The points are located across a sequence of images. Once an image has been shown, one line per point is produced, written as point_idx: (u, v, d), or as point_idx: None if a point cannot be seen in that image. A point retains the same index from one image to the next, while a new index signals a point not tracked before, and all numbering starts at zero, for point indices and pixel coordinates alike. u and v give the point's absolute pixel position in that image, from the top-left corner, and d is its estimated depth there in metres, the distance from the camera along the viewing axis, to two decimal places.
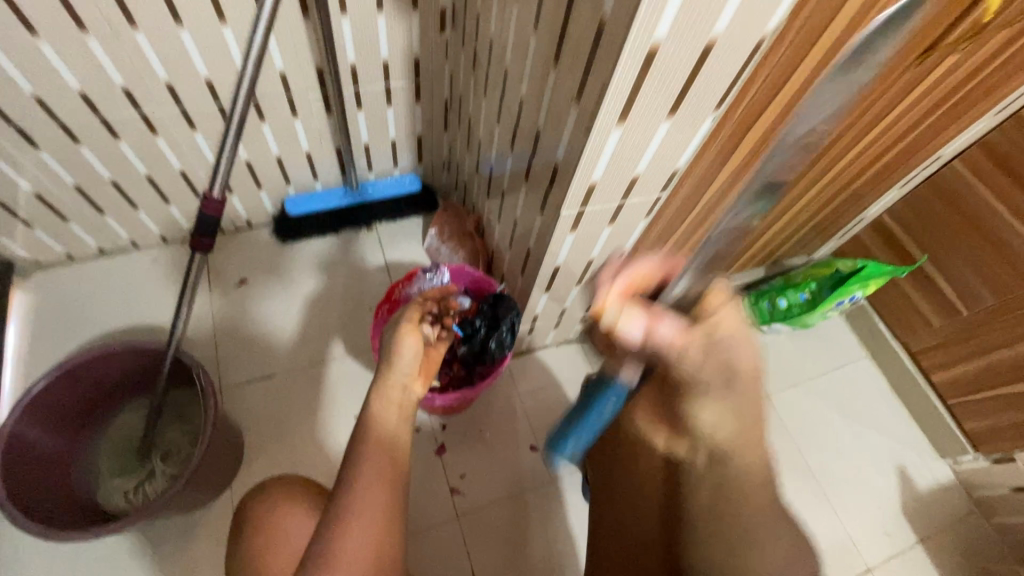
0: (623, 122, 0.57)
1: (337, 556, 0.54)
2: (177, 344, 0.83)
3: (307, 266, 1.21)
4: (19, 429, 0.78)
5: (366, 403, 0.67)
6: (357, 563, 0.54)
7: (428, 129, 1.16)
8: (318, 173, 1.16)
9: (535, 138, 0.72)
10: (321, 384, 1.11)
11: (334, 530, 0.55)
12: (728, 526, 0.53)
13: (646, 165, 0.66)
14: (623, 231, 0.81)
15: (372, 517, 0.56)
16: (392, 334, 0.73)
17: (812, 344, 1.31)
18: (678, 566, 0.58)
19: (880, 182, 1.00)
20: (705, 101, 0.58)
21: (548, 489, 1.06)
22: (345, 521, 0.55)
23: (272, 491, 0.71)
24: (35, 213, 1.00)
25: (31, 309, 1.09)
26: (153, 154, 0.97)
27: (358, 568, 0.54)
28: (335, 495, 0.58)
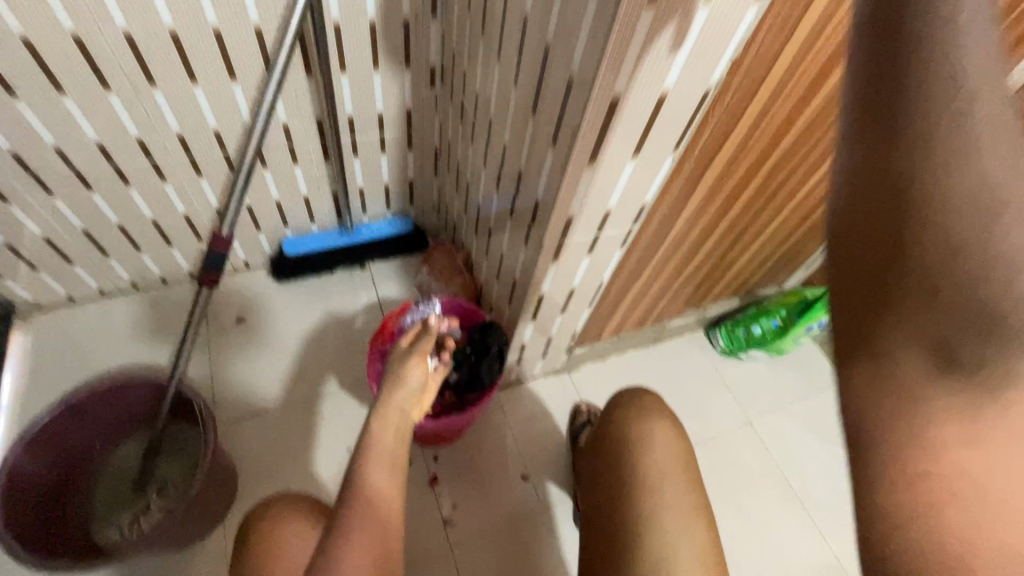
0: (594, 163, 0.64)
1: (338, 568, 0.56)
2: (179, 377, 0.86)
3: (302, 304, 1.26)
4: (20, 464, 0.80)
5: (368, 422, 0.72)
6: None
7: (419, 174, 1.24)
8: (315, 215, 1.23)
9: (518, 178, 0.80)
10: (315, 418, 1.13)
11: (336, 544, 0.58)
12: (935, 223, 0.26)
13: (617, 200, 0.73)
14: (602, 261, 0.88)
15: (372, 531, 0.60)
16: (402, 361, 0.78)
17: (788, 370, 1.37)
18: None
19: None
20: (664, 142, 0.67)
21: (539, 517, 1.08)
22: (347, 535, 0.58)
23: (276, 508, 0.71)
24: (42, 256, 1.05)
25: (30, 349, 1.12)
26: (161, 200, 1.03)
27: None
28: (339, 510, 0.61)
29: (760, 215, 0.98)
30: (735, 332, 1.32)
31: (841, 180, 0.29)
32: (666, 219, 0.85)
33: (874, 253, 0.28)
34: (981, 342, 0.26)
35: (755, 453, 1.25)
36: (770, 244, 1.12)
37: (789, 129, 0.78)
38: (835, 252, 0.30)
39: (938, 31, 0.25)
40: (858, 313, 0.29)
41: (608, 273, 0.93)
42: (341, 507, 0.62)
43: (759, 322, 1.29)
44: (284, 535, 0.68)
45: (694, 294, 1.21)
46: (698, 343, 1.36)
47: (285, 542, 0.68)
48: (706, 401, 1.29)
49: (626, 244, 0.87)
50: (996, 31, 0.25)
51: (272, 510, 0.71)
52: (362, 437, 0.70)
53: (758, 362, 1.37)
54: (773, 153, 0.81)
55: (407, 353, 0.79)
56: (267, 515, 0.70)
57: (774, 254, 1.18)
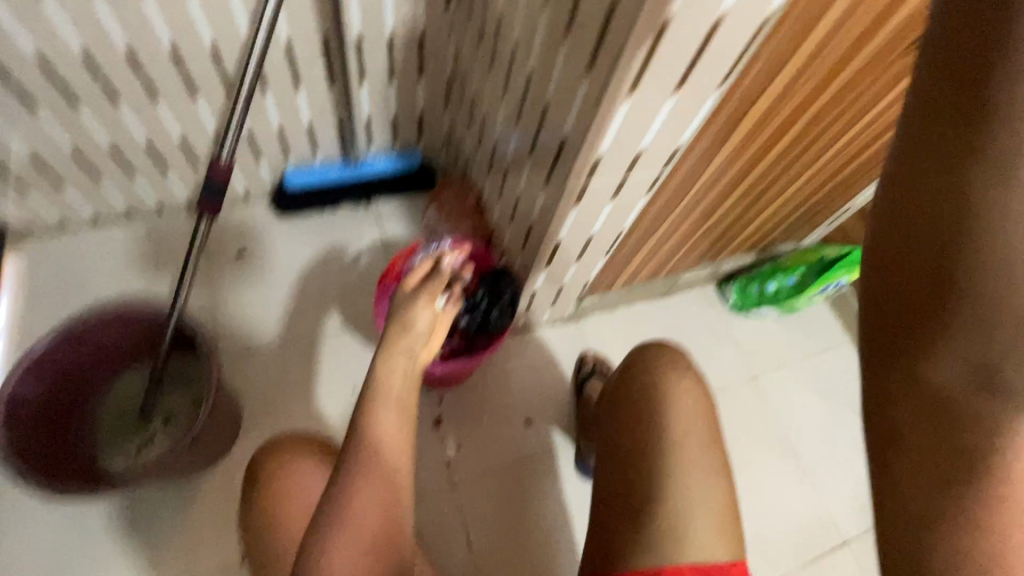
0: (632, 95, 0.58)
1: (350, 507, 0.56)
2: (180, 309, 0.84)
3: (305, 239, 1.22)
4: (20, 390, 0.78)
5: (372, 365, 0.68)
6: (370, 514, 0.57)
7: (430, 106, 1.16)
8: (318, 147, 1.16)
9: (542, 112, 0.74)
10: (319, 356, 1.11)
11: (347, 483, 0.57)
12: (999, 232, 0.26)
13: (651, 140, 0.68)
14: (625, 207, 0.83)
15: (379, 473, 0.59)
16: (409, 303, 0.72)
17: (798, 328, 1.35)
18: None
19: (868, 170, 1.04)
20: (710, 76, 0.61)
21: (541, 461, 1.09)
22: (357, 474, 0.58)
23: (283, 447, 0.71)
24: (30, 177, 0.99)
25: (25, 275, 1.09)
26: (154, 121, 0.96)
27: (371, 518, 0.57)
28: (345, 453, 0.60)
29: (792, 165, 0.92)
30: (748, 288, 1.29)
31: (901, 181, 0.29)
32: (697, 164, 0.80)
33: (933, 262, 0.28)
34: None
35: (755, 410, 1.25)
36: (797, 198, 1.07)
37: (840, 72, 0.72)
38: (888, 262, 0.30)
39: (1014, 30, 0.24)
40: (911, 315, 0.29)
41: (629, 220, 0.89)
42: (348, 449, 0.60)
43: (775, 279, 1.27)
44: (291, 475, 0.69)
45: (711, 248, 1.17)
46: (708, 299, 1.34)
47: (294, 482, 0.69)
48: (714, 356, 1.28)
49: (652, 190, 0.82)
50: None
51: (279, 449, 0.71)
52: (367, 381, 0.67)
53: (767, 320, 1.35)
54: (820, 97, 0.76)
55: (415, 294, 0.73)
56: (274, 454, 0.70)
57: (798, 209, 1.13)
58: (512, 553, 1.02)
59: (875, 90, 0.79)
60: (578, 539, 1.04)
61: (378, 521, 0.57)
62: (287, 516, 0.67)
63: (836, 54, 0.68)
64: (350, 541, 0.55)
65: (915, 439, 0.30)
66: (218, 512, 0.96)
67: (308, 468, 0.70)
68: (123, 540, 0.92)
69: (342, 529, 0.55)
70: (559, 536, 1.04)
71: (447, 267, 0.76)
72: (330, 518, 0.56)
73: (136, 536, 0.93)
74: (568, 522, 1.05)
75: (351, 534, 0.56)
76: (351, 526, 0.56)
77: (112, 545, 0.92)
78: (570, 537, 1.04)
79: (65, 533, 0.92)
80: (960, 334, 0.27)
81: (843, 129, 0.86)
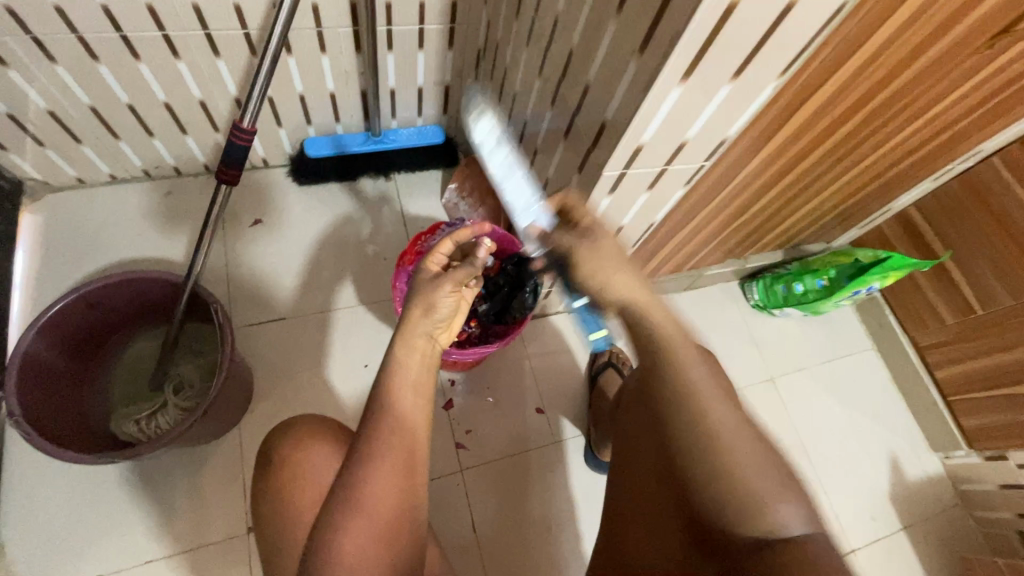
0: (686, 80, 0.56)
1: (363, 495, 0.53)
2: (196, 278, 0.82)
3: (323, 210, 1.19)
4: (35, 350, 0.77)
5: (391, 348, 0.62)
6: (384, 505, 0.54)
7: (458, 79, 1.12)
8: (340, 116, 1.13)
9: (582, 93, 0.70)
10: (331, 330, 1.10)
11: (360, 471, 0.54)
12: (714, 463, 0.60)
13: (697, 131, 0.66)
14: (660, 198, 0.80)
15: (397, 461, 0.56)
16: (431, 287, 0.66)
17: (821, 331, 1.32)
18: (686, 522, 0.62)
19: (913, 175, 0.98)
20: (769, 66, 0.58)
21: (550, 449, 1.08)
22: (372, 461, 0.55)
23: (301, 425, 0.69)
24: (47, 131, 0.96)
25: (41, 230, 1.07)
26: (174, 79, 0.93)
27: (384, 509, 0.54)
28: (362, 431, 0.57)
29: (834, 165, 0.89)
30: (773, 287, 1.25)
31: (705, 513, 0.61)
32: (736, 160, 0.77)
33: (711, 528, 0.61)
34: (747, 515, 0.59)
35: (773, 409, 1.21)
36: (833, 199, 1.02)
37: (904, 70, 0.69)
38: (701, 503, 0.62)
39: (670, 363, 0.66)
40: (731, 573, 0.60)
41: (662, 213, 0.86)
42: (362, 436, 0.57)
43: (803, 280, 1.20)
44: (306, 454, 0.67)
45: (739, 244, 1.13)
46: (730, 295, 1.31)
47: (309, 461, 0.67)
48: (733, 355, 1.25)
49: (690, 183, 0.79)
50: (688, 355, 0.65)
51: (297, 426, 0.69)
52: (385, 361, 0.62)
53: (790, 320, 1.31)
54: (878, 95, 0.73)
55: (437, 279, 0.67)
56: (290, 432, 0.69)
57: (833, 211, 1.08)
58: (513, 541, 1.00)
59: (936, 91, 0.74)
60: (584, 532, 1.03)
61: (391, 513, 0.54)
62: (299, 497, 0.65)
63: (903, 50, 0.65)
64: (367, 524, 0.53)
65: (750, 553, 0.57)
66: (226, 481, 0.96)
67: (324, 448, 0.68)
68: (131, 502, 0.92)
69: (357, 512, 0.53)
70: (563, 526, 1.03)
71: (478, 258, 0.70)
72: (342, 507, 0.53)
73: (143, 498, 0.93)
74: (573, 516, 1.04)
75: (367, 518, 0.53)
76: (366, 510, 0.53)
77: (122, 510, 0.92)
78: (574, 528, 1.03)
79: (75, 492, 0.92)
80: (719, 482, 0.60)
81: (894, 131, 0.82)
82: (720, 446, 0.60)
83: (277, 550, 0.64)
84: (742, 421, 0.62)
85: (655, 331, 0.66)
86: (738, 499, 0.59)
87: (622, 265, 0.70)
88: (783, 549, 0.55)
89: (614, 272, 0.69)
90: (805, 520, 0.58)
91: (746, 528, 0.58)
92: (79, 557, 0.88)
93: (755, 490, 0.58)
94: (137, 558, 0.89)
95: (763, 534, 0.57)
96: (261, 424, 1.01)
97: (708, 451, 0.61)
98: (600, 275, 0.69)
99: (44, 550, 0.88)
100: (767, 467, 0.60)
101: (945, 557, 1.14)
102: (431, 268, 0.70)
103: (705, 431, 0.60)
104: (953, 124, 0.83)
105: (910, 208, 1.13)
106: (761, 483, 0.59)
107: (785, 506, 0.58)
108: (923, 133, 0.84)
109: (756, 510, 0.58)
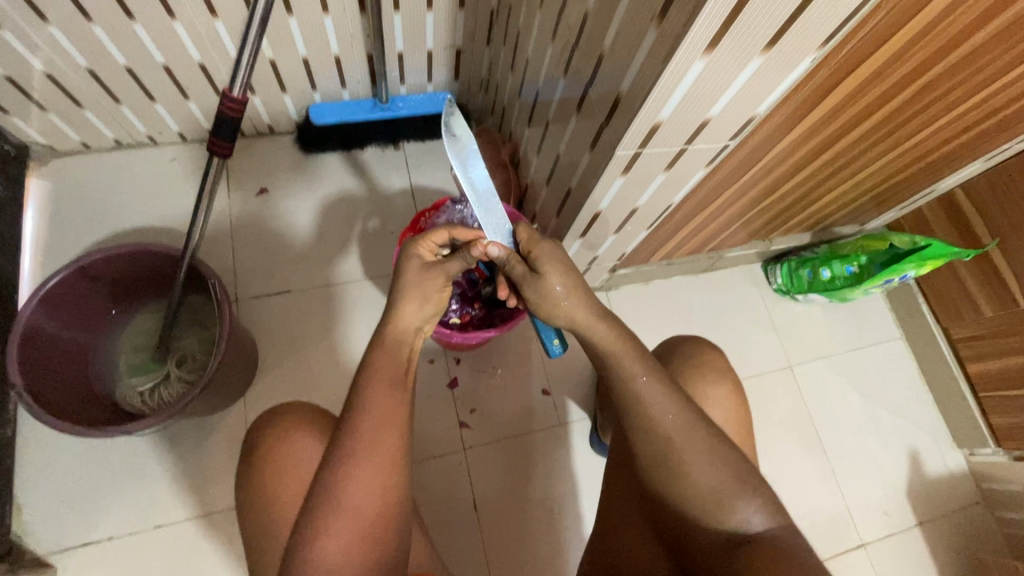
0: (711, 52, 0.50)
1: (339, 499, 0.52)
2: (194, 250, 0.81)
3: (329, 180, 1.16)
4: (36, 322, 0.79)
5: (376, 341, 0.60)
6: (363, 509, 0.52)
7: (469, 42, 1.05)
8: (347, 81, 1.08)
9: (596, 63, 0.64)
10: (337, 304, 1.08)
11: (337, 473, 0.53)
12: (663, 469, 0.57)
13: (722, 108, 0.59)
14: (678, 179, 0.74)
15: (374, 464, 0.53)
16: (422, 278, 0.62)
17: (846, 318, 1.26)
18: (675, 524, 0.59)
19: (961, 155, 0.89)
20: (808, 35, 0.51)
21: (555, 431, 1.06)
22: (349, 463, 0.53)
23: (286, 417, 0.69)
24: (48, 96, 0.94)
25: (46, 197, 1.06)
26: (171, 42, 0.89)
27: (363, 514, 0.52)
28: (340, 431, 0.55)
29: (873, 146, 0.81)
30: (798, 272, 1.18)
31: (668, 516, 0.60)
32: (766, 139, 0.71)
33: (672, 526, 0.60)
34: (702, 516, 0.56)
35: (789, 399, 1.16)
36: (869, 180, 0.94)
37: (963, 42, 0.61)
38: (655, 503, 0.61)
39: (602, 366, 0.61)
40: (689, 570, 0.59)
41: (681, 194, 0.80)
42: (337, 438, 0.55)
43: (831, 266, 1.13)
44: (292, 445, 0.66)
45: (764, 226, 1.07)
46: (752, 278, 1.24)
47: (292, 455, 0.66)
48: (750, 340, 1.20)
49: (713, 164, 0.73)
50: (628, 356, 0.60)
51: (280, 420, 0.69)
52: (367, 357, 0.59)
53: (813, 307, 1.25)
54: (930, 70, 0.65)
55: (429, 270, 0.63)
56: (274, 425, 0.68)
57: (867, 193, 1.00)
58: (515, 521, 0.99)
59: (1000, 64, 0.65)
60: (585, 514, 1.02)
61: (371, 517, 0.53)
62: (284, 491, 0.65)
63: (966, 19, 0.58)
64: (347, 525, 0.52)
65: (706, 553, 0.56)
66: (231, 450, 0.97)
67: (306, 441, 0.67)
68: (140, 469, 0.94)
69: (336, 514, 0.52)
70: (564, 508, 1.02)
71: (474, 251, 0.64)
72: (318, 511, 0.52)
73: (152, 466, 0.95)
74: (575, 498, 1.03)
75: (348, 519, 0.52)
76: (347, 510, 0.52)
77: (132, 476, 0.94)
78: (576, 510, 1.02)
79: (87, 457, 0.94)
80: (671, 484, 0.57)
81: (947, 107, 0.73)
82: (693, 460, 0.55)
83: (266, 532, 0.64)
84: (692, 416, 0.57)
85: (589, 336, 0.62)
86: (696, 499, 0.56)
87: (552, 274, 0.64)
88: (750, 548, 0.52)
89: (543, 282, 0.64)
90: (772, 517, 0.54)
91: (711, 528, 0.55)
92: (91, 519, 0.91)
93: (706, 489, 0.55)
94: (146, 523, 0.92)
95: (729, 532, 0.54)
96: (265, 397, 1.00)
97: (653, 453, 0.57)
98: (528, 288, 0.65)
99: (59, 511, 0.91)
100: (721, 462, 0.55)
101: (962, 555, 1.11)
102: (423, 254, 0.65)
103: (663, 435, 0.56)
104: (1014, 102, 0.74)
105: (955, 191, 1.04)
106: (712, 481, 0.55)
107: (747, 503, 0.54)
108: (979, 111, 0.76)
109: (710, 510, 0.55)
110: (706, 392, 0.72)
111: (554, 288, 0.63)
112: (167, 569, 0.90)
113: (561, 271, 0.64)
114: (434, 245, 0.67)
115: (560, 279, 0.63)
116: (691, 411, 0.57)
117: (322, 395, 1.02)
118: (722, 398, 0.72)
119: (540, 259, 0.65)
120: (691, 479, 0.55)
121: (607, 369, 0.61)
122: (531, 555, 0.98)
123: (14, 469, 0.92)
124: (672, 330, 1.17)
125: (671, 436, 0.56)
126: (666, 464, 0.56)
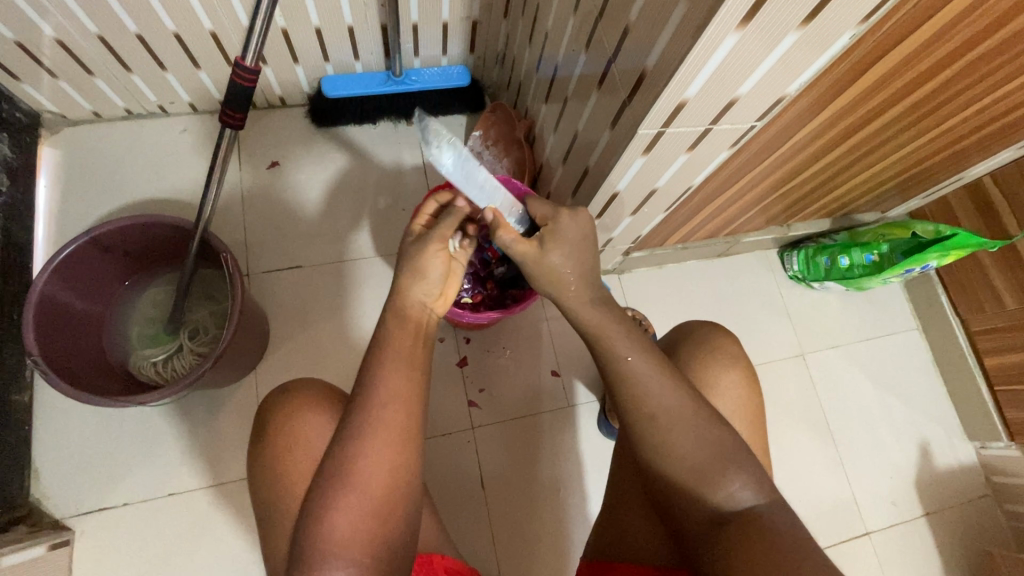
0: (745, 26, 0.48)
1: (350, 475, 0.52)
2: (205, 224, 0.80)
3: (341, 156, 1.14)
4: (50, 291, 0.80)
5: (384, 322, 0.60)
6: (373, 486, 0.53)
7: (486, 13, 1.02)
8: (359, 52, 1.05)
9: (621, 35, 0.61)
10: (348, 280, 1.07)
11: (349, 450, 0.53)
12: (664, 452, 0.56)
13: (751, 87, 0.57)
14: (700, 160, 0.72)
15: (385, 442, 0.54)
16: (417, 249, 0.62)
17: (862, 307, 1.24)
18: (665, 506, 0.59)
19: (997, 141, 0.86)
20: (847, 12, 0.49)
21: (563, 414, 1.06)
22: (359, 442, 0.53)
23: (294, 396, 0.69)
24: (59, 63, 0.93)
25: (57, 165, 1.06)
26: (182, 8, 0.87)
27: (373, 491, 0.53)
28: (349, 410, 0.55)
29: (901, 133, 0.79)
30: (816, 259, 1.16)
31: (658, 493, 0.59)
32: (792, 122, 0.69)
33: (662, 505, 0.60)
34: (697, 501, 0.55)
35: (799, 387, 1.15)
36: (897, 166, 0.91)
37: (1000, 28, 0.58)
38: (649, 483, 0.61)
39: (605, 340, 0.61)
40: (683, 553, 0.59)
41: (702, 175, 0.77)
42: (347, 418, 0.55)
43: (850, 254, 1.11)
44: (302, 423, 0.67)
45: (784, 211, 1.04)
46: (767, 264, 1.22)
47: (301, 434, 0.66)
48: (763, 328, 1.18)
49: (737, 145, 0.71)
50: (639, 336, 0.61)
51: (291, 396, 0.69)
52: (377, 336, 0.59)
53: (830, 294, 1.23)
54: (965, 55, 0.62)
55: (421, 241, 0.62)
56: (286, 402, 0.68)
57: (891, 181, 0.98)
58: (519, 501, 1.00)
59: None
60: (590, 495, 1.03)
61: (379, 495, 0.53)
62: (291, 467, 0.65)
63: (1006, 5, 0.55)
64: (357, 502, 0.52)
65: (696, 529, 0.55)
66: (243, 422, 0.98)
67: (317, 419, 0.67)
68: (155, 438, 0.96)
69: (346, 491, 0.52)
70: (569, 489, 1.02)
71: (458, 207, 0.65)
72: (330, 489, 0.52)
73: (165, 434, 0.96)
74: (581, 479, 1.03)
75: (358, 496, 0.52)
76: (356, 488, 0.52)
77: (146, 445, 0.95)
78: (581, 491, 1.02)
79: (102, 425, 0.96)
80: (668, 468, 0.57)
81: (986, 91, 0.70)
82: (700, 446, 0.55)
83: (275, 505, 0.65)
84: (694, 400, 0.57)
85: (592, 314, 0.62)
86: (702, 488, 0.55)
87: (557, 251, 0.64)
88: (742, 525, 0.52)
89: (546, 260, 0.64)
90: (769, 495, 0.54)
91: (698, 505, 0.55)
92: (107, 486, 0.93)
93: (712, 475, 0.54)
94: (161, 490, 0.93)
95: (715, 509, 0.54)
96: (277, 370, 1.01)
97: (650, 433, 0.57)
98: (537, 274, 0.65)
99: (76, 477, 0.93)
100: (719, 442, 0.55)
101: (967, 548, 1.10)
102: (417, 228, 0.66)
103: (668, 421, 0.56)
104: None
105: (984, 178, 1.01)
106: (719, 467, 0.54)
107: (734, 480, 0.54)
108: (1011, 101, 0.73)
109: (711, 498, 0.54)
110: (716, 380, 0.71)
111: (560, 266, 0.64)
112: (180, 536, 0.92)
113: (567, 250, 0.64)
114: (426, 216, 0.68)
115: (563, 258, 0.64)
116: (694, 397, 0.57)
117: (332, 369, 1.02)
118: (731, 387, 0.71)
119: (548, 247, 0.64)
120: (697, 466, 0.55)
121: (613, 344, 0.60)
122: (535, 532, 0.99)
123: (31, 434, 0.94)
124: (684, 315, 1.15)
125: (678, 419, 0.56)
126: (672, 451, 0.56)
